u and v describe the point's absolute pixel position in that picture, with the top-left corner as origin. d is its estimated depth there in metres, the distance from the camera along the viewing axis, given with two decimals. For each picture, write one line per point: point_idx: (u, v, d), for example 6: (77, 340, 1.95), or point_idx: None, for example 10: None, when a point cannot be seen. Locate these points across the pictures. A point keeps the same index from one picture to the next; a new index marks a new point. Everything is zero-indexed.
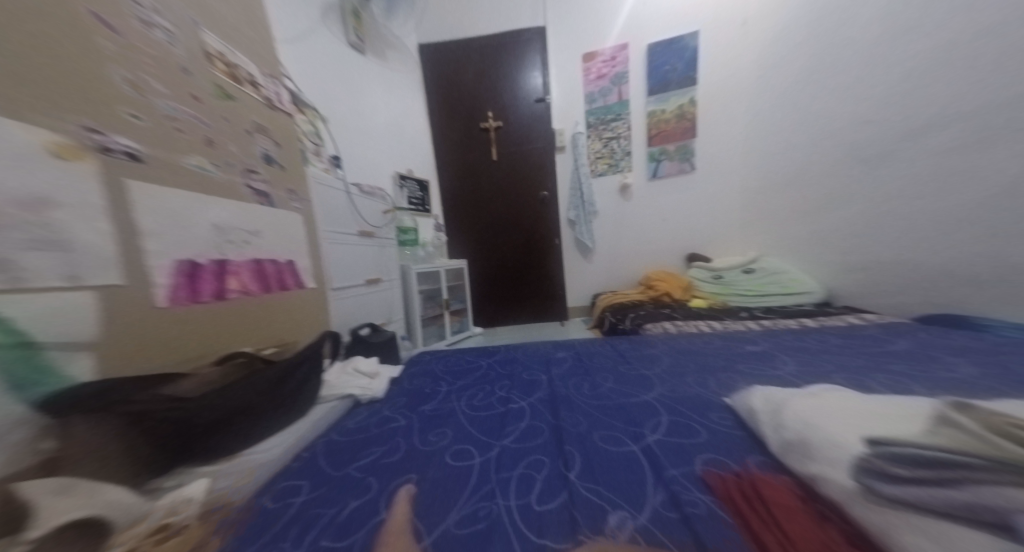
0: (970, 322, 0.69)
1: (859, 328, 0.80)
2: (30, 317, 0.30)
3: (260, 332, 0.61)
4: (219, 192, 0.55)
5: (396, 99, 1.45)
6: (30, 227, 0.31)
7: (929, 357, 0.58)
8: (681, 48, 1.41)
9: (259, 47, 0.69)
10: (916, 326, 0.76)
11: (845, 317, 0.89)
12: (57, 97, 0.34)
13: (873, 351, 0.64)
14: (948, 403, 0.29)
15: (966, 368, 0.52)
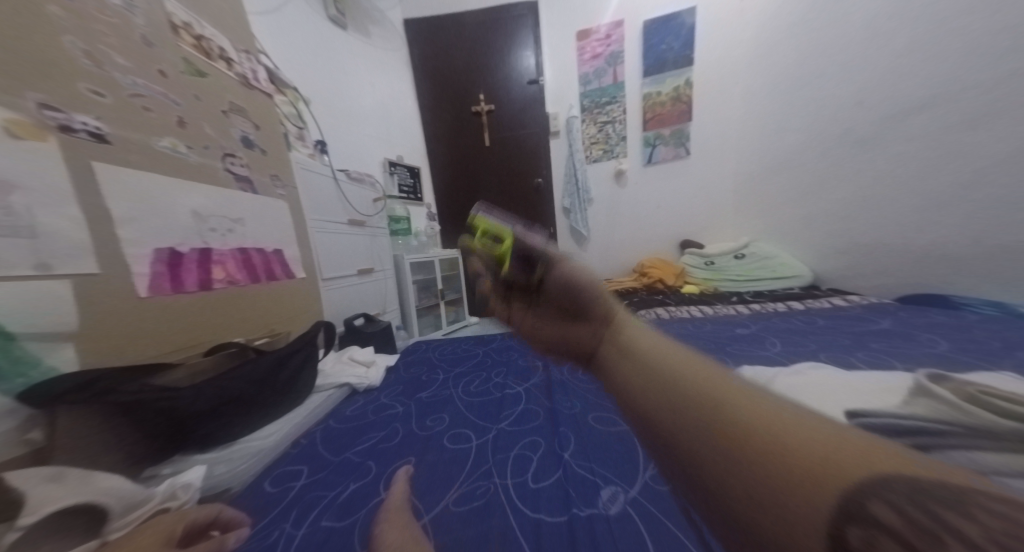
0: (948, 301, 0.73)
1: (843, 309, 0.83)
2: (4, 307, 0.29)
3: (250, 322, 0.60)
4: (197, 178, 0.53)
5: (382, 80, 1.38)
6: None
7: (907, 335, 0.60)
8: (678, 26, 1.37)
9: (230, 19, 0.64)
10: (897, 306, 0.79)
11: (830, 299, 0.92)
12: (7, 70, 0.31)
13: (855, 330, 0.67)
14: (923, 375, 0.31)
15: (939, 343, 0.54)
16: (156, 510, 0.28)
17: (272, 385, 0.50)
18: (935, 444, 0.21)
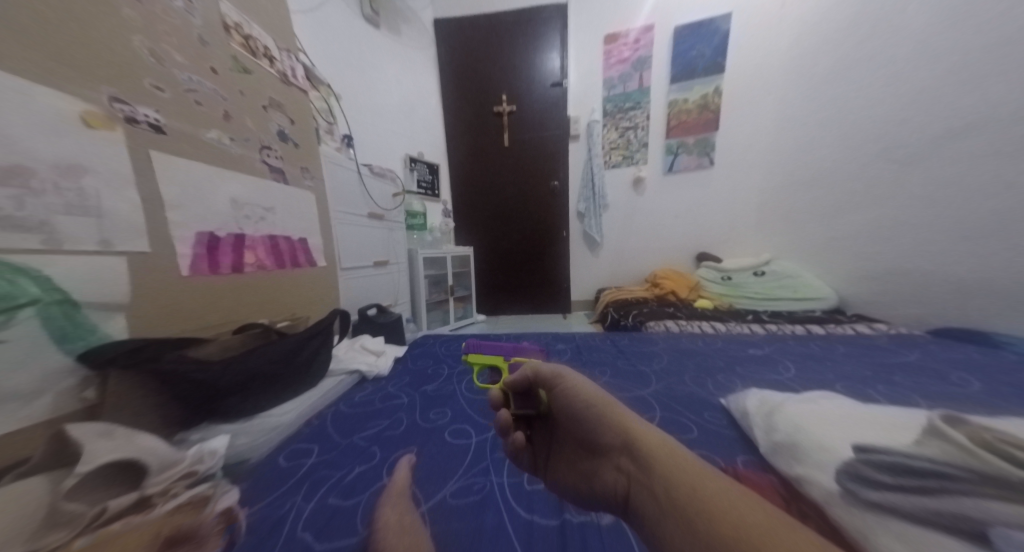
0: (987, 338, 0.68)
1: (866, 338, 0.79)
2: (69, 277, 0.33)
3: (274, 305, 0.63)
4: (237, 168, 0.57)
5: (409, 78, 1.42)
6: (63, 193, 0.32)
7: (935, 371, 0.57)
8: (710, 32, 1.33)
9: (275, 20, 0.68)
10: (929, 339, 0.75)
11: (855, 325, 0.88)
12: (85, 66, 0.35)
13: (878, 362, 0.64)
14: (937, 415, 0.30)
15: (971, 383, 0.51)
16: (185, 472, 0.31)
17: (290, 366, 0.53)
18: (946, 488, 0.20)
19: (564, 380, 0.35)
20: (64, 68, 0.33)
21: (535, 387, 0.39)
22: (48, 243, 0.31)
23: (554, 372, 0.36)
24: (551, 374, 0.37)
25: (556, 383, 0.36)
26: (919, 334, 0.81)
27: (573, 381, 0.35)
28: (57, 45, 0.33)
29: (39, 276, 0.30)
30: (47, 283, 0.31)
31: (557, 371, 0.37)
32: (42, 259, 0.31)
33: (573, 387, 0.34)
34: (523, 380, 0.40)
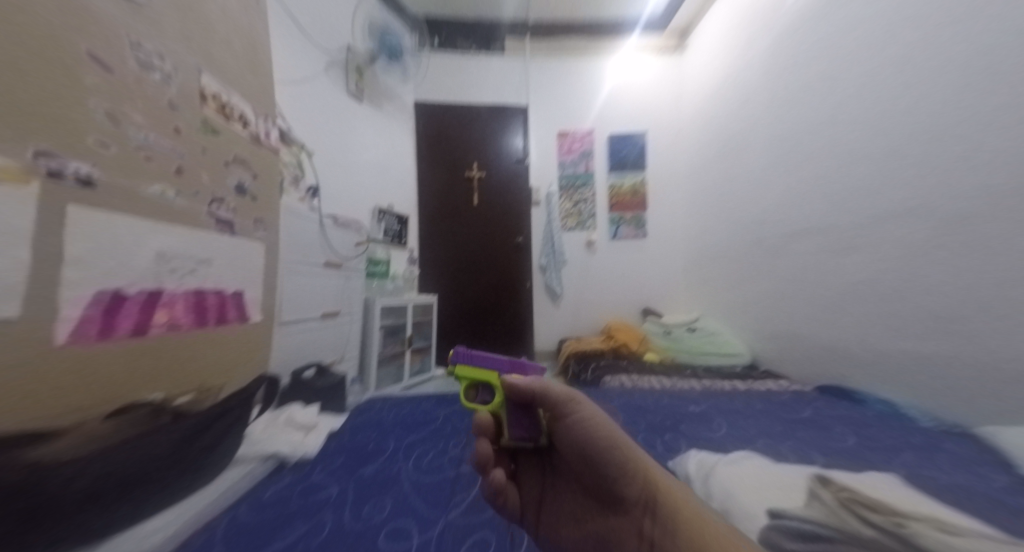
0: (852, 395, 0.86)
1: (775, 394, 0.93)
2: None
3: (183, 374, 0.53)
4: (175, 221, 0.53)
5: (385, 141, 1.55)
6: None
7: (827, 427, 0.68)
8: (635, 142, 1.77)
9: (258, 93, 0.74)
10: (816, 395, 0.93)
11: (765, 381, 1.07)
12: (26, 123, 0.33)
13: (788, 418, 0.74)
14: (812, 476, 0.36)
15: (848, 437, 0.62)
16: None
17: (172, 460, 0.44)
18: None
19: (577, 410, 0.37)
20: (12, 130, 0.31)
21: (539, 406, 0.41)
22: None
23: (566, 395, 0.38)
24: (563, 398, 0.38)
25: (569, 409, 0.37)
26: (808, 389, 0.99)
27: (588, 413, 0.36)
28: (4, 100, 0.31)
29: None
30: None
31: (571, 397, 0.38)
32: None
33: (587, 418, 0.35)
34: (522, 390, 0.40)
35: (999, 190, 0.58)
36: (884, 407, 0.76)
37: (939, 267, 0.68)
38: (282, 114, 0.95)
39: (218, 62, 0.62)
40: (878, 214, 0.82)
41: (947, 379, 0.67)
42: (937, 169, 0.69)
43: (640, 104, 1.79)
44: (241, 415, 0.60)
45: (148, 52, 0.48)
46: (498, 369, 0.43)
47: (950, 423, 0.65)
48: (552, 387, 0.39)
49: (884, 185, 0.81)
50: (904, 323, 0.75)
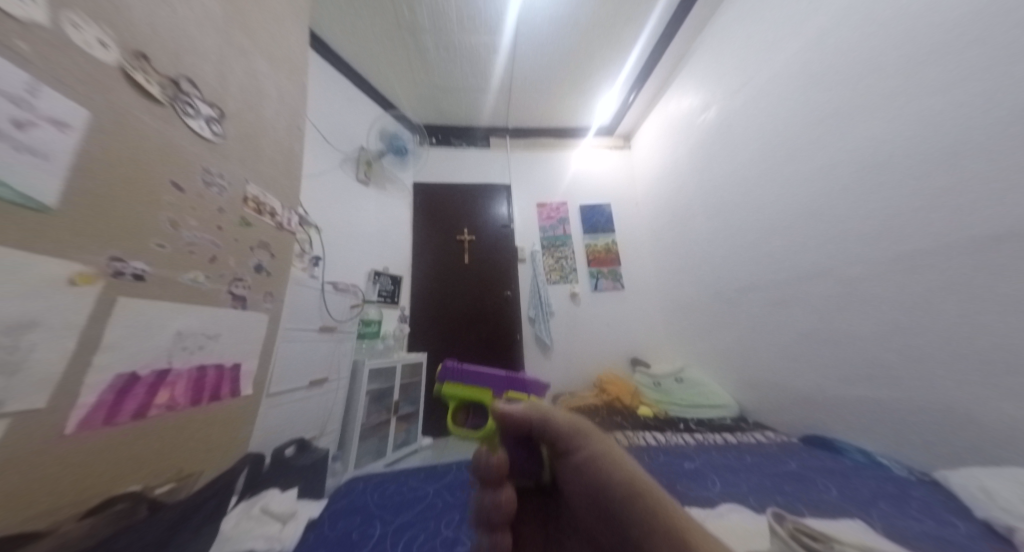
0: (832, 445, 0.96)
1: (764, 447, 0.99)
2: None
3: (166, 460, 0.52)
4: (200, 301, 0.59)
5: (386, 213, 1.76)
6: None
7: (811, 481, 0.70)
8: (603, 211, 2.09)
9: (288, 190, 0.89)
10: (801, 447, 1.01)
11: (753, 435, 1.13)
12: (99, 236, 0.43)
13: (774, 472, 0.76)
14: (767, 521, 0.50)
15: (830, 489, 0.65)
16: None
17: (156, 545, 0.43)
18: None
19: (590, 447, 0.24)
20: (85, 240, 0.41)
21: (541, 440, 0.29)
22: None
23: (573, 429, 0.26)
24: (571, 430, 0.26)
25: (579, 448, 0.24)
26: (794, 440, 1.08)
27: (620, 463, 0.21)
28: (83, 222, 0.41)
29: None
30: None
31: (578, 431, 0.26)
32: None
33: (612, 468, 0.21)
34: (515, 418, 0.30)
35: (889, 260, 0.83)
36: (861, 459, 0.87)
37: (866, 315, 0.89)
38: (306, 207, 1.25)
39: (263, 174, 0.77)
40: (807, 273, 1.07)
41: (906, 427, 0.81)
42: (842, 242, 0.95)
43: (602, 182, 2.19)
44: (218, 505, 0.57)
45: (214, 175, 0.62)
46: None
47: (917, 470, 0.78)
48: (554, 414, 0.28)
49: (807, 252, 1.07)
50: (854, 366, 0.92)
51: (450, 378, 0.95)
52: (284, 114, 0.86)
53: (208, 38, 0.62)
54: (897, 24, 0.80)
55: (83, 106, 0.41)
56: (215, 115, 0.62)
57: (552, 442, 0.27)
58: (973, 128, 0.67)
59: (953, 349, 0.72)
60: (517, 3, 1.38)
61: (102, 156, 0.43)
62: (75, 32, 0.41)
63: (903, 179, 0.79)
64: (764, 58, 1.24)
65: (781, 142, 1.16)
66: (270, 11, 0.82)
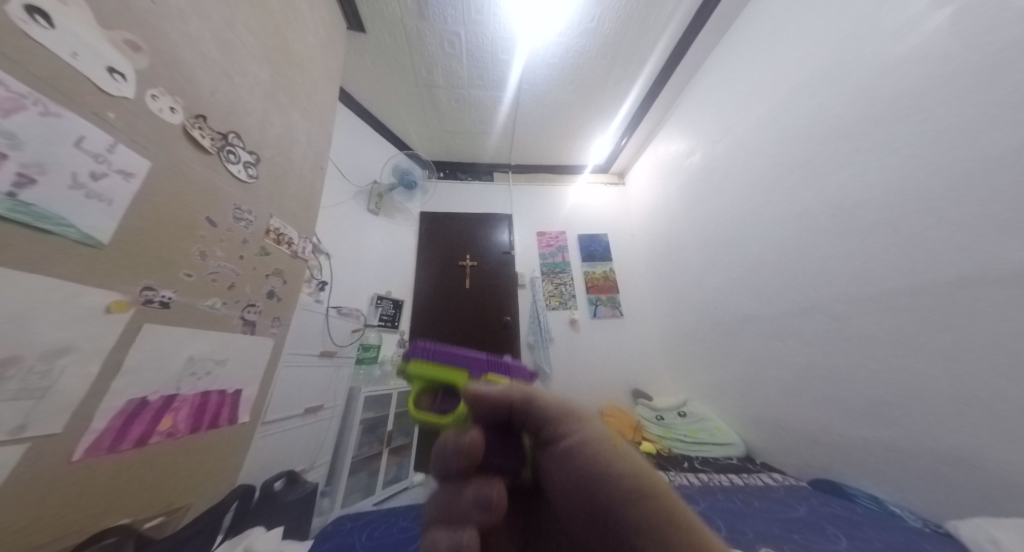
0: (844, 491, 0.92)
1: (772, 490, 0.99)
2: None
3: (158, 491, 0.51)
4: (214, 327, 0.62)
5: (392, 240, 1.85)
6: (29, 376, 0.34)
7: (826, 539, 0.66)
8: (600, 241, 2.18)
9: (306, 221, 0.95)
10: (812, 492, 0.98)
11: (763, 479, 1.09)
12: (139, 269, 0.47)
13: (784, 524, 0.72)
14: None
15: (841, 539, 0.68)
16: None
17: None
18: None
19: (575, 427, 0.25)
20: (124, 272, 0.45)
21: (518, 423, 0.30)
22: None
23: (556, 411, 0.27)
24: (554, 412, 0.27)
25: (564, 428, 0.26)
26: (804, 485, 1.05)
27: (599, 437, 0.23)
28: (126, 257, 0.45)
29: None
30: None
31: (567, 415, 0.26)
32: None
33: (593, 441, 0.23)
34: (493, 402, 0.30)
35: (874, 297, 0.87)
36: (877, 508, 0.83)
37: (861, 351, 0.91)
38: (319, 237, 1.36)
39: (286, 208, 0.84)
40: (797, 308, 1.11)
41: (919, 472, 0.78)
42: (828, 279, 1.00)
43: (599, 214, 2.31)
44: (202, 544, 0.55)
45: (243, 211, 0.69)
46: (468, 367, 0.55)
47: (931, 521, 0.76)
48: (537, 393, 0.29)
49: (797, 286, 1.11)
50: (857, 403, 0.91)
51: (421, 353, 0.54)
52: (310, 156, 0.96)
53: (254, 99, 0.72)
54: (854, 96, 0.94)
55: (144, 158, 0.48)
56: (252, 161, 0.71)
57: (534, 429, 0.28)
58: (938, 184, 0.75)
59: (949, 387, 0.73)
60: (520, 65, 1.59)
61: (152, 198, 0.49)
62: (149, 101, 0.49)
63: (875, 223, 0.87)
64: (740, 114, 1.40)
65: (763, 186, 1.27)
66: (308, 75, 0.97)
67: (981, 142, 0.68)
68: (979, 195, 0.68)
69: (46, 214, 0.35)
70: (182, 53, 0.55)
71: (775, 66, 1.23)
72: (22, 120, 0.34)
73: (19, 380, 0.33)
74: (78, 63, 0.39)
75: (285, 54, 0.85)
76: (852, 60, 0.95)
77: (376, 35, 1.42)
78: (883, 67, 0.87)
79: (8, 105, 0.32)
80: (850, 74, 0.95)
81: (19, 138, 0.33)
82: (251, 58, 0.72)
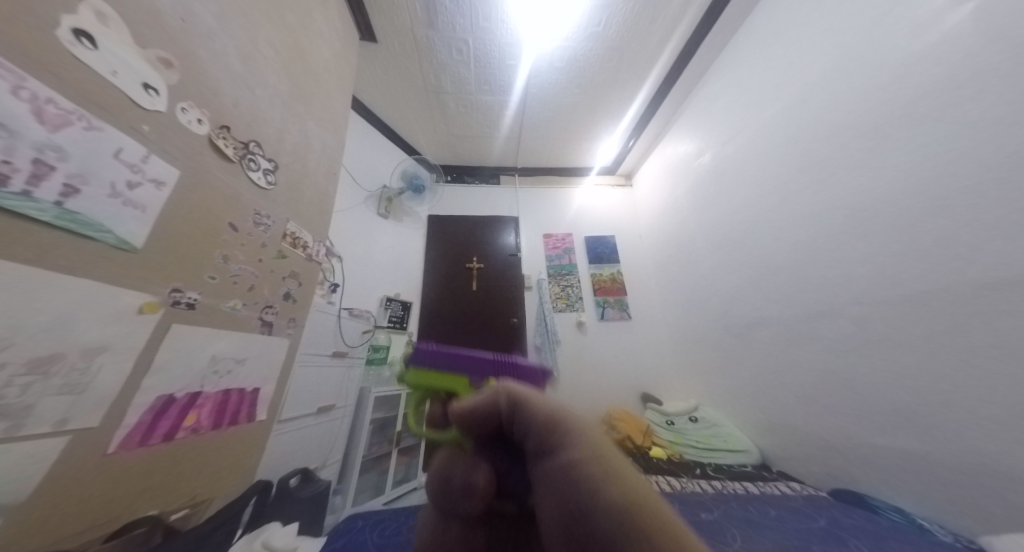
0: (866, 502, 0.89)
1: (789, 499, 0.97)
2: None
3: (186, 484, 0.53)
4: (235, 327, 0.64)
5: (401, 243, 1.89)
6: (69, 373, 0.37)
7: None
8: (607, 242, 2.16)
9: (319, 224, 0.97)
10: (832, 502, 0.95)
11: (779, 487, 1.07)
12: (168, 271, 0.49)
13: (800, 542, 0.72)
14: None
15: None
16: None
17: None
18: None
19: (581, 450, 0.18)
20: (156, 275, 0.47)
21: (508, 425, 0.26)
22: (9, 429, 0.31)
23: (550, 425, 0.21)
24: (548, 428, 0.21)
25: (564, 447, 0.19)
26: (824, 494, 1.01)
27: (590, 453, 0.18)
28: (156, 260, 0.47)
29: None
30: None
31: (567, 426, 0.20)
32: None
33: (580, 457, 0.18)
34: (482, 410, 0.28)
35: (894, 301, 0.85)
36: (901, 521, 0.80)
37: (882, 355, 0.88)
38: (330, 240, 1.40)
39: (301, 212, 0.87)
40: (813, 311, 1.08)
41: (946, 484, 0.75)
42: (846, 281, 0.97)
43: (606, 216, 2.29)
44: (224, 537, 0.57)
45: (262, 216, 0.71)
46: (459, 371, 0.49)
47: (964, 536, 0.72)
48: (542, 400, 0.24)
49: (814, 288, 1.08)
50: (878, 410, 0.88)
51: (413, 360, 0.50)
52: (324, 163, 0.99)
53: (273, 109, 0.76)
54: (869, 93, 0.92)
55: (174, 167, 0.50)
56: (271, 167, 0.74)
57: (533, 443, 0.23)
58: (964, 181, 0.72)
59: (980, 394, 0.70)
60: (526, 70, 1.60)
61: (181, 205, 0.52)
62: (179, 114, 0.52)
63: (895, 223, 0.85)
64: (751, 113, 1.38)
65: (775, 186, 1.24)
66: (323, 85, 1.00)
67: (1006, 140, 0.66)
68: (1001, 194, 0.66)
69: (89, 221, 0.38)
70: (208, 67, 0.58)
71: (787, 64, 1.21)
72: (69, 135, 0.37)
73: (62, 376, 0.36)
74: (117, 80, 0.42)
75: (302, 65, 0.89)
76: (867, 57, 0.93)
77: (387, 45, 1.47)
78: (900, 64, 0.85)
79: (55, 121, 0.35)
80: (865, 70, 0.93)
81: (66, 151, 0.36)
82: (271, 71, 0.76)
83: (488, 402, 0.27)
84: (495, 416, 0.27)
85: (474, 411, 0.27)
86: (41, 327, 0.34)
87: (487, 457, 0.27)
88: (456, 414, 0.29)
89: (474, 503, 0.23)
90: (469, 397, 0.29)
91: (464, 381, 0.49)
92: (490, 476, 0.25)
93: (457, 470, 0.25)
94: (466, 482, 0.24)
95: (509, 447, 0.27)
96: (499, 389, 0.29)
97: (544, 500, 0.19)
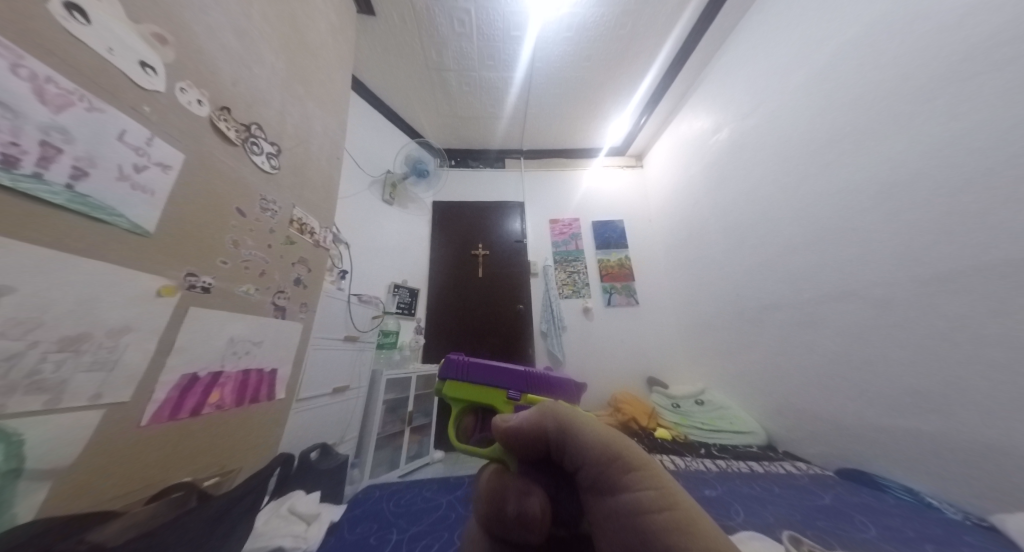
0: (874, 481, 0.90)
1: (794, 478, 0.99)
2: (41, 438, 0.33)
3: (216, 455, 0.57)
4: (249, 312, 0.65)
5: (406, 231, 1.89)
6: (98, 351, 0.38)
7: (847, 535, 0.66)
8: (615, 227, 2.11)
9: (323, 210, 0.96)
10: (839, 481, 0.96)
11: (784, 466, 1.09)
12: (181, 256, 0.50)
13: (802, 518, 0.74)
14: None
15: (866, 528, 0.69)
16: None
17: (206, 534, 0.47)
18: None
19: (636, 477, 0.25)
20: (169, 258, 0.48)
21: (553, 449, 0.32)
22: (49, 402, 0.34)
23: (601, 457, 0.27)
24: (601, 460, 0.27)
25: (619, 478, 0.25)
26: (830, 473, 1.03)
27: (638, 481, 0.24)
28: (169, 243, 0.48)
29: (15, 443, 0.31)
30: (14, 450, 0.31)
31: (619, 459, 0.26)
32: (38, 420, 0.33)
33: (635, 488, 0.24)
34: (527, 434, 0.34)
35: (917, 284, 0.82)
36: (909, 500, 0.81)
37: (900, 340, 0.85)
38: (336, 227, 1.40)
39: (306, 197, 0.86)
40: (829, 295, 1.05)
41: (959, 464, 0.75)
42: (866, 264, 0.93)
43: (614, 199, 2.23)
44: (253, 502, 0.62)
45: (268, 201, 0.71)
46: (494, 383, 0.58)
47: (973, 514, 0.73)
48: (586, 426, 0.29)
49: (833, 270, 1.03)
50: (893, 393, 0.87)
51: (453, 375, 0.60)
52: (327, 147, 0.98)
53: (272, 90, 0.74)
54: (908, 55, 0.84)
55: (179, 150, 0.50)
56: (273, 151, 0.73)
57: (585, 472, 0.28)
58: (1010, 150, 0.66)
59: (1009, 379, 0.67)
60: (532, 42, 1.51)
61: (189, 188, 0.52)
62: (179, 95, 0.51)
63: (928, 199, 0.79)
64: (773, 84, 1.28)
65: (797, 163, 1.17)
66: (321, 65, 0.97)
67: None
68: None
69: (101, 205, 0.38)
70: (204, 44, 0.56)
71: (816, 26, 1.11)
72: (72, 116, 0.36)
73: (91, 353, 0.37)
74: (114, 58, 0.41)
75: (299, 43, 0.86)
76: (910, 13, 0.84)
77: (385, 19, 1.40)
78: (948, 19, 0.76)
79: (58, 102, 0.35)
80: (904, 28, 0.85)
81: (71, 133, 0.36)
82: (267, 48, 0.73)
83: (534, 429, 0.33)
84: (541, 442, 0.33)
85: (520, 438, 0.35)
86: (68, 307, 0.35)
87: (540, 483, 0.33)
88: (502, 439, 0.37)
89: (536, 528, 0.30)
90: (512, 423, 0.36)
91: (501, 393, 0.57)
92: (544, 504, 0.31)
93: (515, 501, 0.31)
94: (523, 510, 0.30)
95: (554, 471, 0.34)
96: (543, 409, 0.35)
97: (605, 524, 0.25)
